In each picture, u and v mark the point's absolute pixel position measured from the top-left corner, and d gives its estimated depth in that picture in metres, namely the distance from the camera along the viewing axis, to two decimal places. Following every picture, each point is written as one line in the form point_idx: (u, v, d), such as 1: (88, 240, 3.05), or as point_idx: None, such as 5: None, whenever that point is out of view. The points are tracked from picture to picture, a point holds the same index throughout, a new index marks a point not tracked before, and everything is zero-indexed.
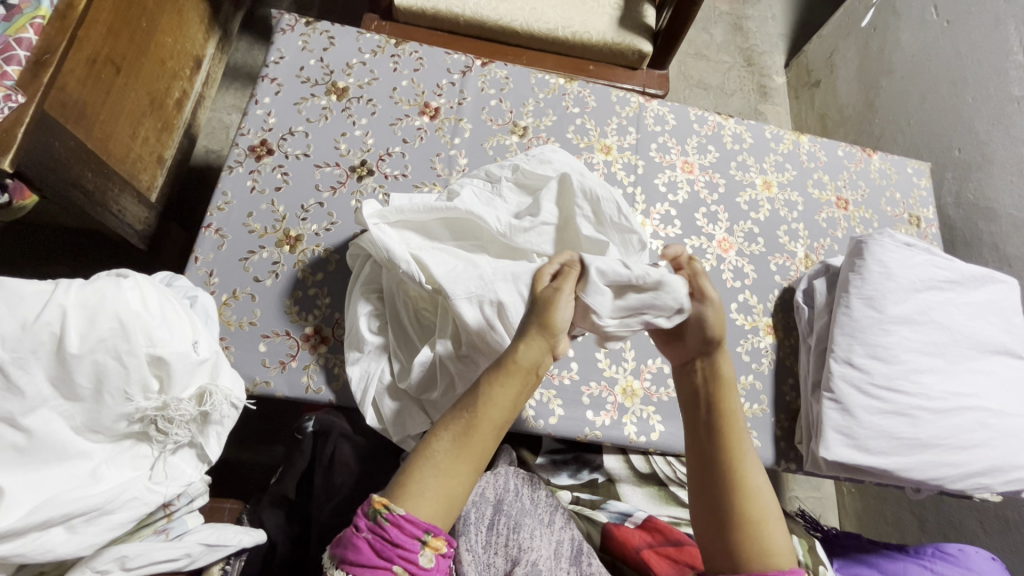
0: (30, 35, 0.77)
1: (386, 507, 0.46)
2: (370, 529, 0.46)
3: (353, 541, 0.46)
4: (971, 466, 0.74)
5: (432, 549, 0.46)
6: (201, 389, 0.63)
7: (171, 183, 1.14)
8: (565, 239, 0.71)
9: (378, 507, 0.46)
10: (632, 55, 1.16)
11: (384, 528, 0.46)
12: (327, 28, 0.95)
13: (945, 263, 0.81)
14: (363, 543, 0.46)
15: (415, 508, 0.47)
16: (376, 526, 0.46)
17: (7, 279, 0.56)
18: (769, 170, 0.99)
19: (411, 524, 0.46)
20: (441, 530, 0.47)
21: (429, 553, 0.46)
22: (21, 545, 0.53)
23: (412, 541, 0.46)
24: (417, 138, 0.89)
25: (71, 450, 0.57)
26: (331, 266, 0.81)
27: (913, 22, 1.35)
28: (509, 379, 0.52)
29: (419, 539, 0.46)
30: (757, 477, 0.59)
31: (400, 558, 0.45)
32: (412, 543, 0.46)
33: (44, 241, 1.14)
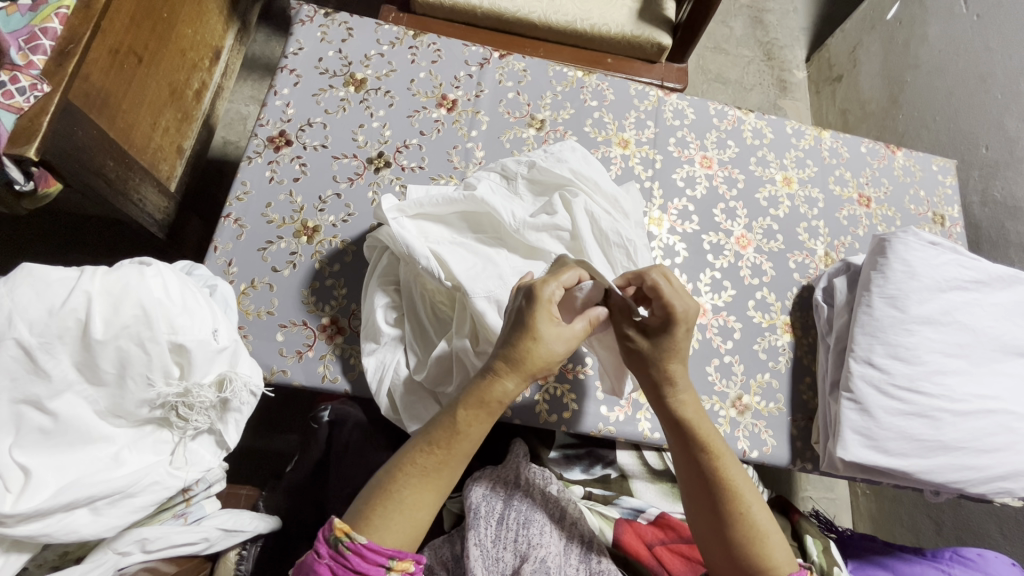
0: (55, 25, 0.78)
1: (347, 535, 0.52)
2: (330, 555, 0.53)
3: (315, 566, 0.52)
4: (993, 469, 0.73)
5: (398, 571, 0.53)
6: (221, 376, 0.63)
7: (190, 174, 1.16)
8: (575, 247, 0.70)
9: (339, 535, 0.52)
10: (650, 48, 1.15)
11: (345, 556, 0.52)
12: (346, 20, 0.95)
13: (970, 263, 0.79)
14: (324, 569, 0.52)
15: (379, 538, 0.53)
16: (337, 553, 0.52)
17: (34, 266, 0.57)
18: (790, 166, 0.97)
19: (372, 553, 0.52)
20: (406, 554, 0.53)
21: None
22: (47, 525, 0.54)
23: (373, 568, 0.52)
24: (434, 130, 0.89)
25: (94, 433, 0.58)
26: (348, 258, 0.81)
27: (941, 15, 1.32)
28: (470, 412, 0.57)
29: (383, 565, 0.52)
30: (747, 498, 0.61)
31: None
32: (376, 569, 0.52)
33: (65, 230, 1.16)
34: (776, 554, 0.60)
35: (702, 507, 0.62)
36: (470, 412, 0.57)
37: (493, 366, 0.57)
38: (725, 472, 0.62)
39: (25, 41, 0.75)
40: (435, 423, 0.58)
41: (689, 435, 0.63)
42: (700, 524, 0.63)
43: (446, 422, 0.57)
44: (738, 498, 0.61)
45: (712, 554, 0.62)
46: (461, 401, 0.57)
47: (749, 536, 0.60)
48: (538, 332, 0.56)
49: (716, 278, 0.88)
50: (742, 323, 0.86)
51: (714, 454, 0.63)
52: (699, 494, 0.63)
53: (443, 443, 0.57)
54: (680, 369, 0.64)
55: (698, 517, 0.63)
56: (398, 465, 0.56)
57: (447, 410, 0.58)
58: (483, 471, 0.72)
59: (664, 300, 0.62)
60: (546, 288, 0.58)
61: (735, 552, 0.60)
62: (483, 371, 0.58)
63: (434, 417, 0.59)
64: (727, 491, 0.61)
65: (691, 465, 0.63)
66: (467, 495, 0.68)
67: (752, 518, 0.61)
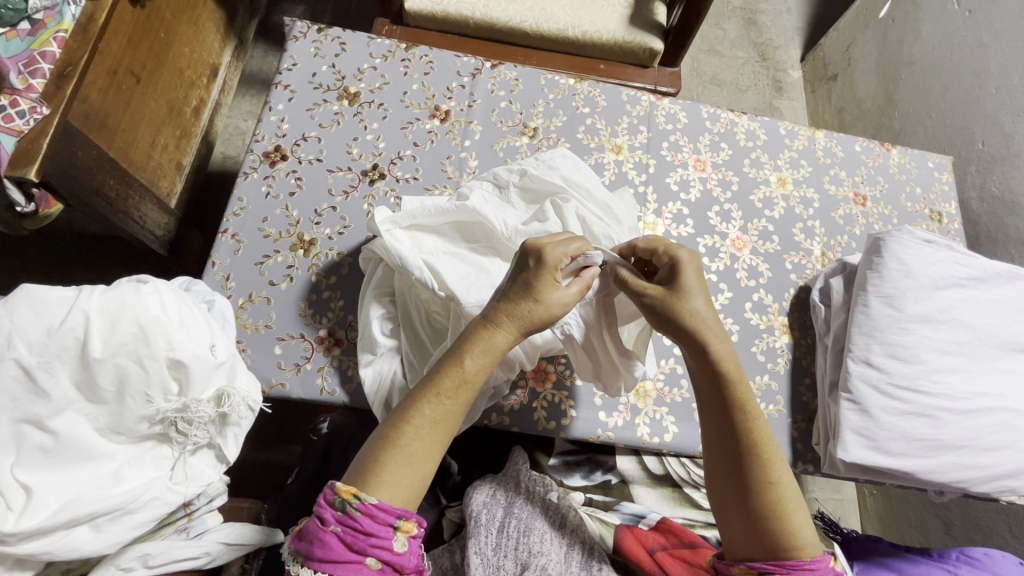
0: (54, 49, 0.79)
1: (356, 497, 0.51)
2: (337, 520, 0.51)
3: (320, 535, 0.51)
4: (995, 468, 0.72)
5: (404, 532, 0.52)
6: (219, 391, 0.64)
7: (190, 190, 1.17)
8: None
9: (347, 497, 0.51)
10: (643, 53, 1.15)
11: (355, 518, 0.50)
12: (339, 35, 0.96)
13: (967, 260, 0.78)
14: (331, 535, 0.50)
15: (388, 497, 0.52)
16: (345, 517, 0.51)
17: (34, 286, 0.58)
18: (784, 167, 0.97)
19: (382, 513, 0.51)
20: (412, 514, 0.53)
21: (401, 537, 0.52)
22: (48, 543, 0.55)
23: (382, 529, 0.51)
24: (427, 141, 0.90)
25: (95, 451, 0.59)
26: (345, 270, 0.82)
27: (934, 12, 1.32)
28: (467, 357, 0.58)
29: (392, 525, 0.52)
30: (778, 465, 0.60)
31: (373, 546, 0.50)
32: (385, 530, 0.51)
33: (68, 249, 1.17)
34: (800, 528, 0.58)
35: (732, 466, 0.61)
36: (478, 360, 0.58)
37: (494, 316, 0.60)
38: (758, 435, 0.61)
39: (25, 65, 0.77)
40: (441, 370, 0.58)
41: (725, 394, 0.62)
42: (725, 489, 0.61)
43: (451, 370, 0.58)
44: (769, 464, 0.60)
45: (734, 525, 0.60)
46: (464, 349, 0.59)
47: (775, 503, 0.58)
48: (536, 285, 0.59)
49: (712, 281, 0.88)
50: (740, 325, 0.86)
51: (749, 415, 0.61)
52: (727, 456, 0.61)
53: (453, 393, 0.57)
54: (706, 315, 0.62)
55: (725, 481, 0.61)
56: (404, 417, 0.56)
57: (453, 357, 0.59)
58: (486, 477, 0.73)
59: (666, 250, 0.65)
60: (552, 252, 0.60)
61: (760, 521, 0.58)
62: (482, 321, 0.60)
63: (437, 366, 0.59)
64: (760, 455, 0.60)
65: (722, 426, 0.62)
66: (468, 502, 0.68)
67: (780, 488, 0.59)
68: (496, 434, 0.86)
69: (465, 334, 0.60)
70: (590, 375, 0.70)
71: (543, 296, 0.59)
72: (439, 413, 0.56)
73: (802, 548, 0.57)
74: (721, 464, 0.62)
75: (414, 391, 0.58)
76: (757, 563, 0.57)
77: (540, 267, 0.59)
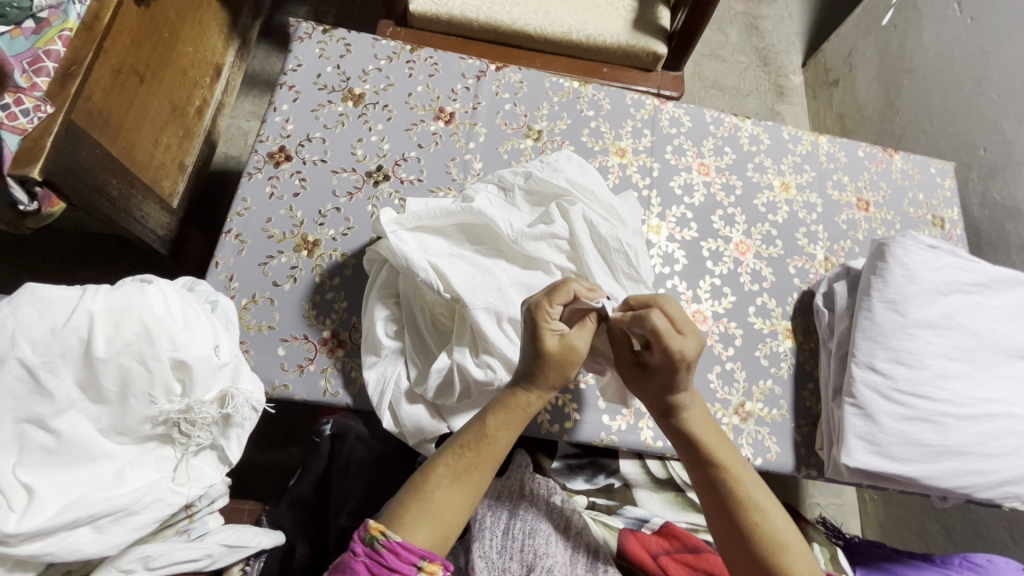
0: (58, 48, 0.79)
1: (382, 534, 0.52)
2: (365, 553, 0.52)
3: (349, 564, 0.52)
4: (999, 474, 0.72)
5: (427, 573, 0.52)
6: (223, 392, 0.63)
7: (192, 189, 1.16)
8: (574, 256, 0.71)
9: (375, 533, 0.52)
10: (646, 57, 1.16)
11: (381, 554, 0.51)
12: (344, 36, 0.96)
13: (970, 266, 0.79)
14: (359, 566, 0.51)
15: (413, 537, 0.53)
16: (372, 551, 0.52)
17: (39, 285, 0.58)
18: (787, 172, 0.98)
19: (406, 552, 0.52)
20: (436, 556, 0.53)
21: None
22: (50, 544, 0.54)
23: (406, 568, 0.51)
24: (432, 143, 0.90)
25: (97, 451, 0.58)
26: (348, 271, 0.81)
27: (935, 19, 1.32)
28: (494, 416, 0.60)
29: (415, 565, 0.52)
30: (763, 505, 0.60)
31: None
32: (407, 569, 0.51)
33: (68, 248, 1.17)
34: (797, 567, 0.57)
35: (717, 515, 0.61)
36: (499, 419, 0.60)
37: (517, 379, 0.61)
38: (733, 480, 0.61)
39: (29, 64, 0.77)
40: (467, 427, 0.60)
41: (694, 449, 0.63)
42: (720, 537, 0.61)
43: (477, 426, 0.59)
44: (750, 508, 0.60)
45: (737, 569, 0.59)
46: (488, 409, 0.60)
47: (767, 545, 0.58)
48: (542, 344, 0.59)
49: (716, 286, 0.88)
50: (743, 329, 0.86)
51: (722, 463, 0.62)
52: (711, 505, 0.62)
53: (475, 448, 0.58)
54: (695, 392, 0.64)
55: (717, 529, 0.61)
56: (431, 466, 0.58)
57: (477, 416, 0.60)
58: (488, 482, 0.72)
59: (665, 345, 0.59)
60: (543, 310, 0.59)
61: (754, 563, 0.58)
62: (509, 385, 0.61)
63: (465, 425, 0.61)
64: (738, 499, 0.60)
65: (702, 477, 0.62)
66: (474, 506, 0.68)
67: (767, 527, 0.59)
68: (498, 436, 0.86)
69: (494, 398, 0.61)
70: (617, 398, 0.74)
71: (554, 355, 0.59)
72: (463, 463, 0.58)
73: None
74: (710, 514, 0.62)
75: (443, 446, 0.60)
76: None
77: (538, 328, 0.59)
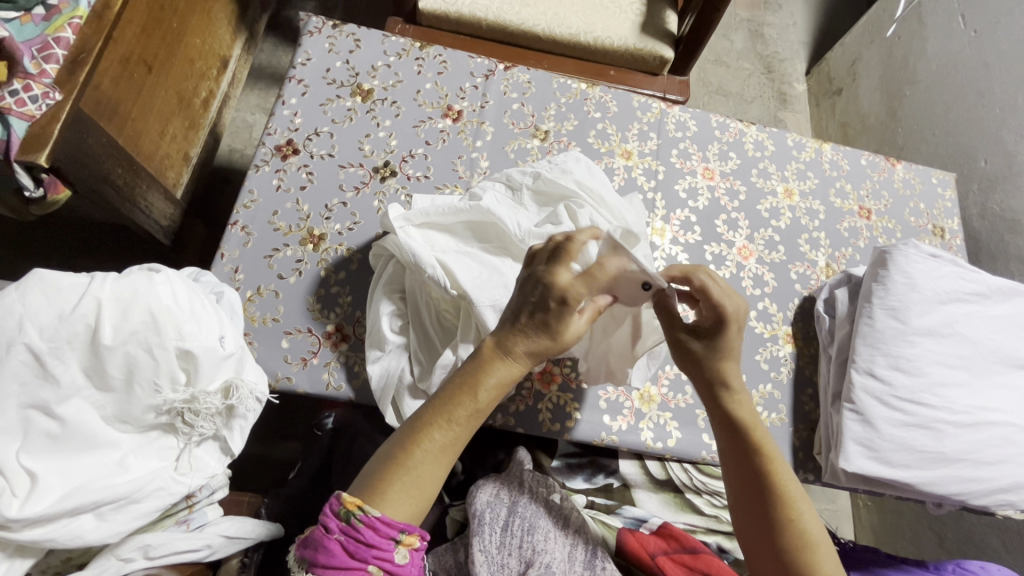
0: (68, 35, 0.79)
1: (360, 509, 0.50)
2: (340, 529, 0.50)
3: (324, 542, 0.50)
4: (994, 482, 0.73)
5: (407, 545, 0.51)
6: (227, 383, 0.63)
7: (195, 180, 1.16)
8: None
9: (352, 508, 0.50)
10: (653, 61, 1.17)
11: (357, 530, 0.50)
12: (353, 31, 0.96)
13: (971, 276, 0.79)
14: (334, 544, 0.49)
15: (393, 512, 0.51)
16: (348, 527, 0.50)
17: (47, 270, 0.58)
18: (791, 178, 0.98)
19: (385, 526, 0.50)
20: (415, 529, 0.52)
21: (403, 550, 0.51)
22: (52, 530, 0.54)
23: (384, 542, 0.50)
24: (439, 140, 0.90)
25: (100, 439, 0.58)
26: (353, 265, 0.82)
27: (940, 31, 1.33)
28: (480, 390, 0.55)
29: (393, 539, 0.51)
30: (800, 504, 0.60)
31: (375, 558, 0.49)
32: (386, 543, 0.50)
33: (70, 237, 1.16)
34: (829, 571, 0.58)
35: (754, 508, 0.61)
36: (490, 393, 0.56)
37: (512, 348, 0.56)
38: (775, 468, 0.62)
39: (38, 50, 0.77)
40: (453, 399, 0.55)
41: (745, 440, 0.63)
42: (745, 529, 0.62)
43: (467, 399, 0.55)
44: (790, 506, 0.60)
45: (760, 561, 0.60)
46: (476, 378, 0.55)
47: (799, 544, 0.58)
48: (562, 330, 0.55)
49: None
50: (744, 333, 0.86)
51: (768, 458, 0.62)
52: (747, 498, 0.62)
53: (462, 420, 0.55)
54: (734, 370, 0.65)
55: (746, 521, 0.62)
56: (415, 438, 0.54)
57: (466, 389, 0.55)
58: (489, 477, 0.72)
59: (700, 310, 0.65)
60: (576, 289, 0.54)
61: (781, 562, 0.58)
62: (497, 349, 0.56)
63: (446, 391, 0.56)
64: (780, 498, 0.60)
65: (743, 471, 0.63)
66: (472, 502, 0.68)
67: (802, 526, 0.59)
68: (500, 435, 0.86)
69: (479, 360, 0.56)
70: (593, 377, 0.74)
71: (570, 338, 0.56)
72: (449, 439, 0.54)
73: None
74: (744, 509, 0.62)
75: (425, 410, 0.56)
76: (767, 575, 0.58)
77: (563, 306, 0.55)
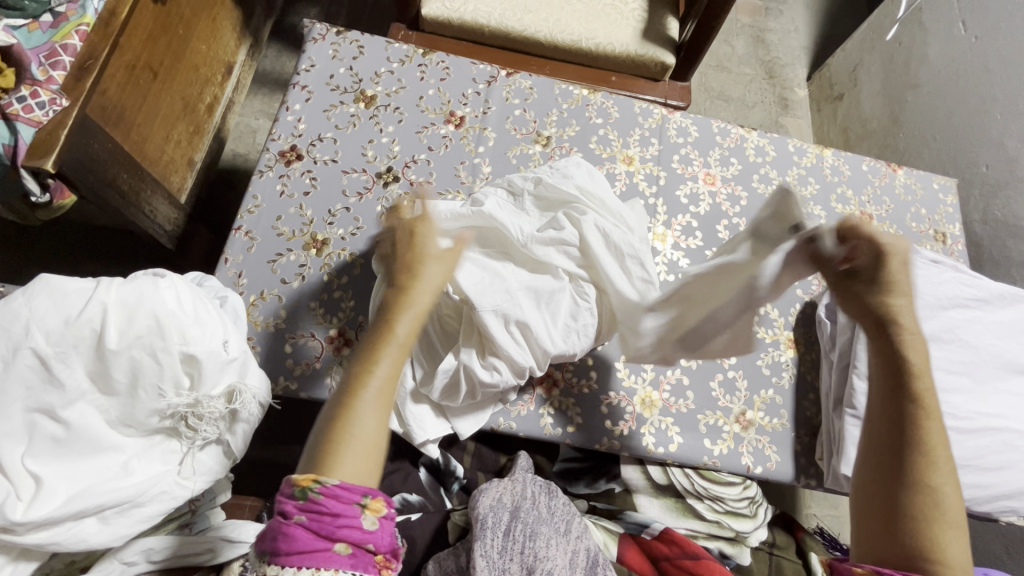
0: (75, 41, 0.81)
1: (315, 482, 0.45)
2: (299, 510, 0.44)
3: (283, 529, 0.44)
4: (996, 488, 0.73)
5: (374, 510, 0.45)
6: (230, 388, 0.63)
7: (199, 185, 1.17)
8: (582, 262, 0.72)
9: (306, 484, 0.44)
10: (655, 66, 1.17)
11: (316, 504, 0.43)
12: (357, 38, 0.97)
13: (972, 281, 0.80)
14: (296, 528, 0.43)
15: (349, 476, 0.46)
16: (306, 504, 0.44)
17: (54, 276, 0.58)
18: (792, 184, 0.99)
19: (345, 492, 0.44)
20: (378, 492, 0.46)
21: (371, 516, 0.45)
22: (57, 533, 0.55)
23: (349, 509, 0.44)
24: (441, 146, 0.91)
25: (104, 442, 0.58)
26: (357, 270, 0.82)
27: (941, 37, 1.34)
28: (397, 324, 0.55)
29: (357, 504, 0.45)
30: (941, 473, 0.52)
31: (341, 530, 0.43)
32: (351, 510, 0.44)
33: (74, 241, 1.17)
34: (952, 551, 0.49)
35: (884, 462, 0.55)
36: (411, 322, 0.55)
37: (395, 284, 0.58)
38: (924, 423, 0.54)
39: (46, 57, 0.78)
40: (378, 338, 0.54)
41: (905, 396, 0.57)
42: (867, 486, 0.55)
43: (390, 331, 0.54)
44: (930, 469, 0.52)
45: (869, 521, 0.53)
46: (392, 316, 0.56)
47: (923, 508, 0.51)
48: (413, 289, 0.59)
49: None
50: None
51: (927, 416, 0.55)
52: (881, 451, 0.56)
53: (393, 354, 0.53)
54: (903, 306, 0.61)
55: (870, 475, 0.55)
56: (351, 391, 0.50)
57: (388, 324, 0.55)
58: (490, 482, 0.72)
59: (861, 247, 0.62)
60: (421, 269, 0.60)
61: (897, 519, 0.51)
62: (384, 297, 0.58)
63: (369, 341, 0.54)
64: (920, 457, 0.53)
65: (888, 424, 0.56)
66: (475, 506, 0.68)
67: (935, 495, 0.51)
68: (501, 439, 0.86)
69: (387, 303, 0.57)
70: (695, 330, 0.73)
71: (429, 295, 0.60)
72: (387, 376, 0.51)
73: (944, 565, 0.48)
74: (873, 462, 0.56)
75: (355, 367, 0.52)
76: (885, 569, 0.49)
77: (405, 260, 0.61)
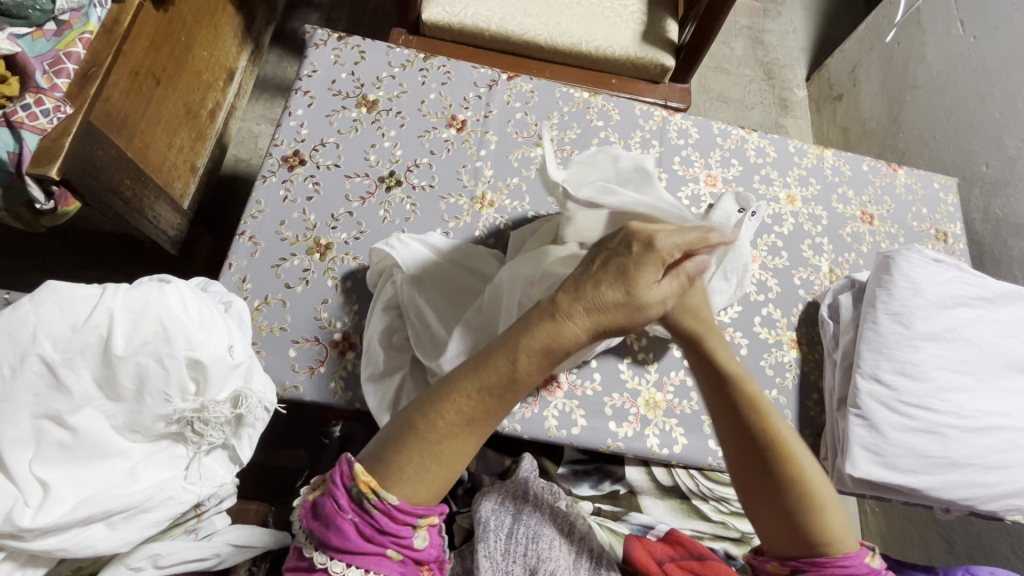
0: (79, 49, 0.81)
1: (375, 492, 0.51)
2: (355, 511, 0.51)
3: (338, 523, 0.50)
4: (1001, 487, 0.73)
5: (425, 526, 0.53)
6: (235, 393, 0.64)
7: (202, 190, 1.18)
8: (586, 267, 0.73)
9: (367, 491, 0.51)
10: (654, 69, 1.18)
11: (373, 515, 0.51)
12: (359, 43, 0.97)
13: (974, 280, 0.80)
14: (348, 525, 0.50)
15: (412, 494, 0.52)
16: (363, 510, 0.51)
17: (60, 283, 0.59)
18: (793, 185, 0.99)
19: (402, 514, 0.51)
20: (433, 510, 0.53)
21: (422, 532, 0.53)
22: (65, 539, 0.55)
23: (405, 528, 0.51)
24: (443, 150, 0.91)
25: (111, 448, 0.59)
26: (360, 274, 0.82)
27: (939, 36, 1.34)
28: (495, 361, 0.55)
29: (411, 525, 0.52)
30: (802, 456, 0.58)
31: (393, 543, 0.51)
32: (405, 529, 0.51)
33: (78, 248, 1.18)
34: (834, 524, 0.56)
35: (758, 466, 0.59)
36: (529, 359, 0.55)
37: (566, 308, 0.56)
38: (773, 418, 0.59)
39: (50, 65, 0.78)
40: (490, 364, 0.55)
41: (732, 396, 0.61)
42: (751, 491, 0.59)
43: (501, 366, 0.55)
44: (793, 459, 0.58)
45: (766, 521, 0.58)
46: (496, 346, 0.56)
47: (807, 498, 0.56)
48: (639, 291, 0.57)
49: None
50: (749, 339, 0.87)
51: (758, 410, 0.60)
52: (743, 455, 0.59)
53: (492, 393, 0.55)
54: None
55: (751, 479, 0.59)
56: (437, 412, 0.54)
57: (506, 351, 0.56)
58: (492, 485, 0.72)
59: None
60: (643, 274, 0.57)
61: (791, 516, 0.56)
62: (530, 316, 0.57)
63: (466, 369, 0.56)
64: (783, 451, 0.58)
65: (733, 427, 0.60)
66: (478, 509, 0.68)
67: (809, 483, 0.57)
68: (505, 442, 0.86)
69: (518, 329, 0.57)
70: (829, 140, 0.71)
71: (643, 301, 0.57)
72: (475, 412, 0.54)
73: (832, 544, 0.55)
74: (742, 467, 0.59)
75: (452, 381, 0.56)
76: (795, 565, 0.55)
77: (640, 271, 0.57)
